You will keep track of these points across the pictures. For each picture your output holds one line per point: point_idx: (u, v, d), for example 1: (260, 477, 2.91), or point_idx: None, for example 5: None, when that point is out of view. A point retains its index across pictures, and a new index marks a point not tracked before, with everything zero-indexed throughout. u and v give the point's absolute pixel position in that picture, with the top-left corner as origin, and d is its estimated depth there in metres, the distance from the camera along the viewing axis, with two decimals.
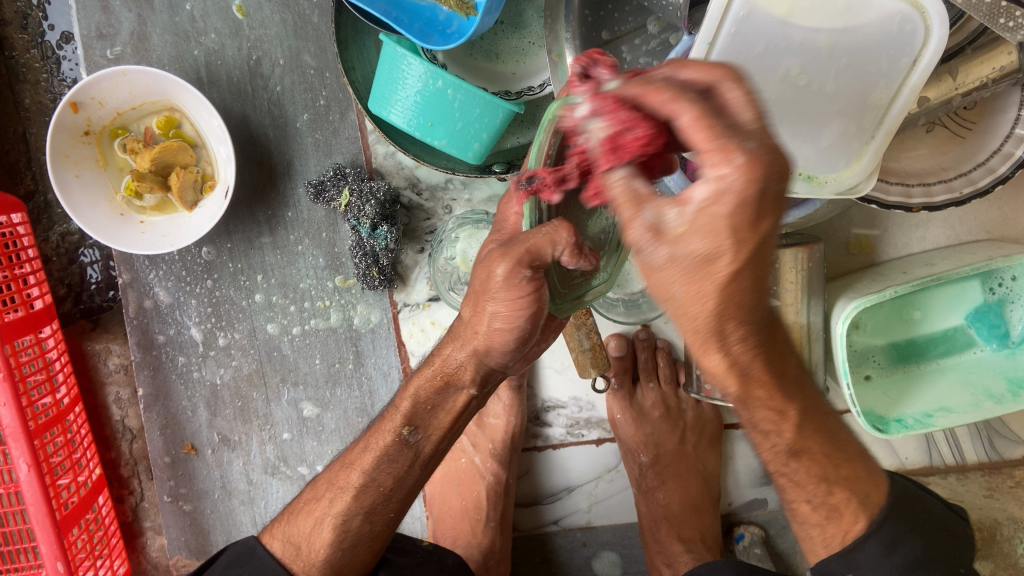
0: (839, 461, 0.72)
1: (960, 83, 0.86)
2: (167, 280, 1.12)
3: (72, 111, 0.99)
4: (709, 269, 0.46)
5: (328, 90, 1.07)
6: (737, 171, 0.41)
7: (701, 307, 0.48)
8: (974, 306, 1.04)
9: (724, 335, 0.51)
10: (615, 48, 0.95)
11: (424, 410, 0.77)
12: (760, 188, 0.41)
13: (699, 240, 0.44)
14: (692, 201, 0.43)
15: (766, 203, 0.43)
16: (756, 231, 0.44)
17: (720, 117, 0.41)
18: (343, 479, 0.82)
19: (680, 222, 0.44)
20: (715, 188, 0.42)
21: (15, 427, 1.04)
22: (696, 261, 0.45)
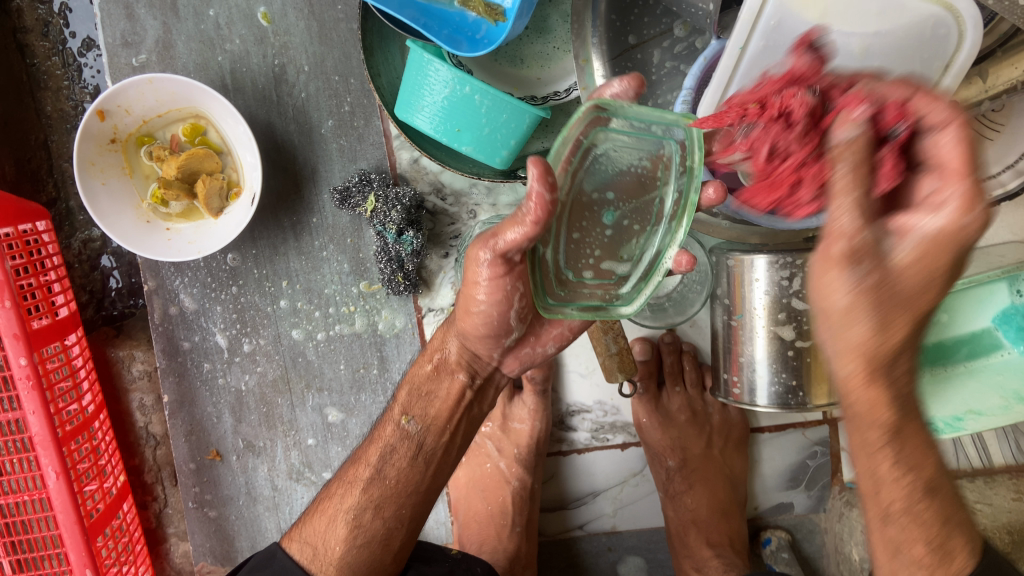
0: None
1: (991, 85, 0.85)
2: (193, 287, 1.12)
3: (99, 119, 1.00)
4: (891, 329, 0.50)
5: (353, 96, 1.07)
6: (957, 205, 0.47)
7: (857, 355, 0.51)
8: (1001, 308, 1.02)
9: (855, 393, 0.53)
10: (643, 51, 0.95)
11: (418, 397, 0.86)
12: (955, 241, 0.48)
13: (920, 277, 0.49)
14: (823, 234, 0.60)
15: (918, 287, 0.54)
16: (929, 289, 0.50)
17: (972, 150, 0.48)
18: (353, 474, 0.84)
19: (908, 254, 0.49)
20: (955, 224, 0.47)
21: (43, 434, 1.04)
22: (906, 297, 0.50)
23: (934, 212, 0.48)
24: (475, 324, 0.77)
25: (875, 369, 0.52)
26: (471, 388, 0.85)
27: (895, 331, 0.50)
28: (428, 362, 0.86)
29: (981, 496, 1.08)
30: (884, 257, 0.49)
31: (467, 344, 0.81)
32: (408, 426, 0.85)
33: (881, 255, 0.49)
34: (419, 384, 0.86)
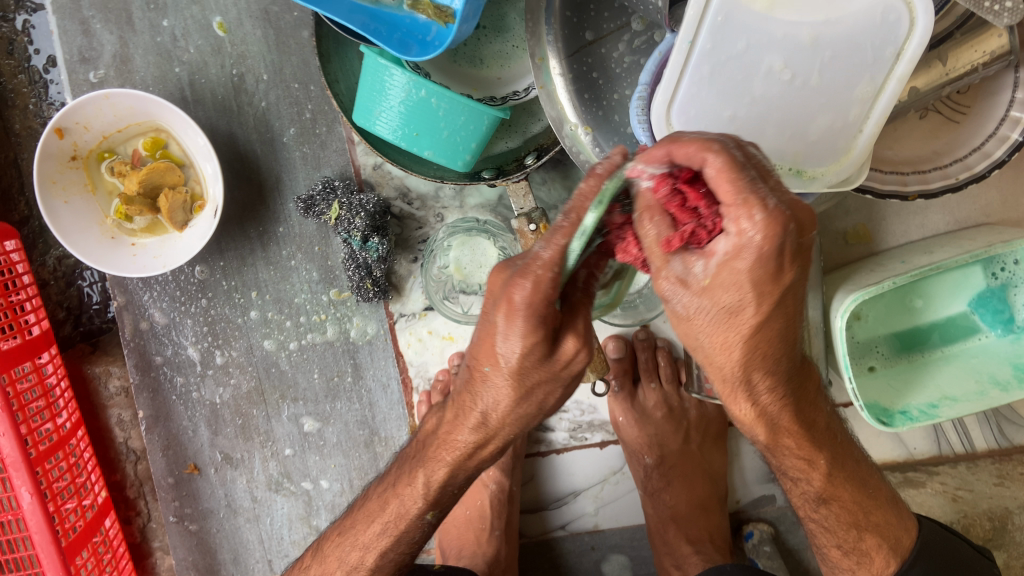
0: (808, 438, 0.71)
1: (950, 68, 0.84)
2: (162, 301, 1.12)
3: (57, 137, 0.99)
4: (736, 319, 0.55)
5: (314, 103, 1.06)
6: (760, 226, 0.49)
7: (729, 344, 0.57)
8: (976, 292, 1.02)
9: (751, 383, 0.62)
10: (598, 48, 0.93)
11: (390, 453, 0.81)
12: (780, 242, 0.50)
13: (730, 291, 0.53)
14: (717, 253, 0.52)
15: (786, 257, 0.51)
16: (778, 283, 0.52)
17: (738, 174, 0.49)
18: (341, 541, 0.84)
19: (704, 274, 0.53)
20: (739, 239, 0.50)
21: (15, 456, 1.04)
22: (722, 313, 0.55)
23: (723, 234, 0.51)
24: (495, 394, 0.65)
25: (725, 350, 0.58)
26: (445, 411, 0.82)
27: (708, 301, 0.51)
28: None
29: (963, 483, 1.08)
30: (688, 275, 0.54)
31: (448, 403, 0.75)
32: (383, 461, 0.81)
33: (690, 273, 0.54)
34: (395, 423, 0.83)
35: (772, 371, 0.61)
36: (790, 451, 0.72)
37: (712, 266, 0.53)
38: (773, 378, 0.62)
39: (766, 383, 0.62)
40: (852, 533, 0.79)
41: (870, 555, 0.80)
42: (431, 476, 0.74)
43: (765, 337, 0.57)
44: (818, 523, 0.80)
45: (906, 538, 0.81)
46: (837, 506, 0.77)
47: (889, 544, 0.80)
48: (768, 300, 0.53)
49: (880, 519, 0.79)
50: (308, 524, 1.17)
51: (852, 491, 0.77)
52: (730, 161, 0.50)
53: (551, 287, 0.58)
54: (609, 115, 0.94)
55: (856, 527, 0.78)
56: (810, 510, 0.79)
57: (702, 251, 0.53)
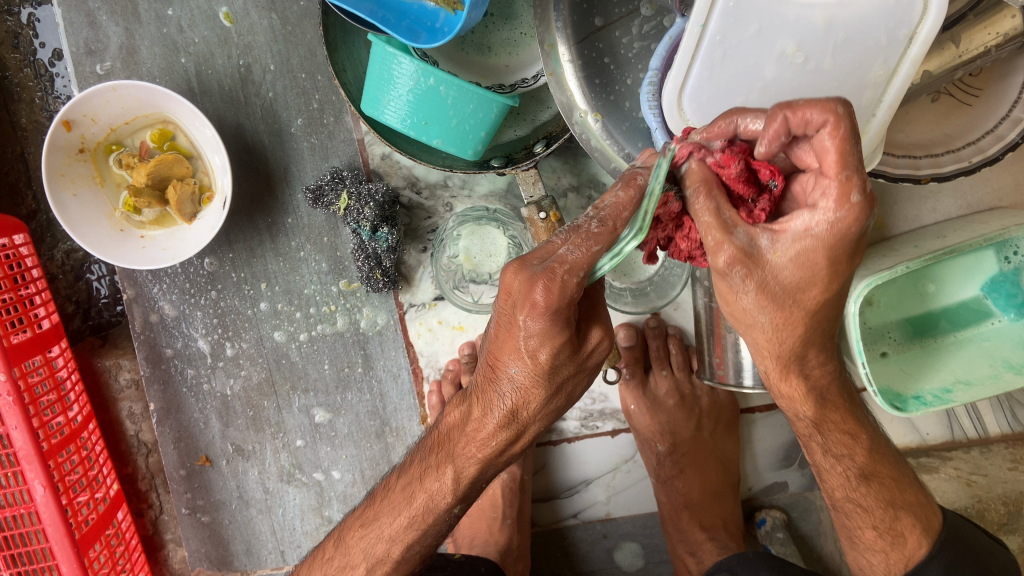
0: (851, 419, 0.74)
1: (964, 49, 0.83)
2: (171, 293, 1.12)
3: (65, 129, 0.99)
4: (800, 298, 0.59)
5: (321, 93, 1.05)
6: (855, 204, 0.52)
7: (789, 322, 0.60)
8: (989, 276, 1.02)
9: (804, 359, 0.65)
10: (608, 34, 0.92)
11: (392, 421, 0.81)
12: (859, 225, 0.54)
13: (800, 271, 0.56)
14: (791, 229, 0.55)
15: (860, 238, 0.55)
16: (847, 263, 0.57)
17: (847, 146, 0.51)
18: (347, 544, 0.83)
19: (773, 248, 0.56)
20: (830, 218, 0.53)
21: (28, 449, 1.04)
22: (788, 291, 0.58)
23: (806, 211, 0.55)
24: (517, 380, 0.65)
25: (787, 326, 0.61)
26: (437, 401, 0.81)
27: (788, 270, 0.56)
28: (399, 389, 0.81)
29: (976, 468, 1.09)
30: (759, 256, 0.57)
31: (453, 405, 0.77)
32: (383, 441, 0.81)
33: (757, 248, 0.56)
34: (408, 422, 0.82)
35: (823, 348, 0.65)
36: (836, 427, 0.73)
37: (782, 241, 0.56)
38: (823, 354, 0.66)
39: (817, 360, 0.66)
40: (887, 516, 0.78)
41: (903, 536, 0.79)
42: (450, 475, 0.73)
43: (821, 316, 0.61)
44: (854, 503, 0.78)
45: (934, 518, 0.81)
46: (877, 483, 0.77)
47: (921, 523, 0.79)
48: (835, 280, 0.57)
49: (911, 498, 0.79)
50: (320, 514, 1.18)
51: (889, 468, 0.78)
52: (849, 128, 0.51)
53: (574, 290, 0.59)
54: (620, 102, 0.93)
55: (891, 505, 0.78)
56: (847, 492, 0.78)
57: (771, 227, 0.56)
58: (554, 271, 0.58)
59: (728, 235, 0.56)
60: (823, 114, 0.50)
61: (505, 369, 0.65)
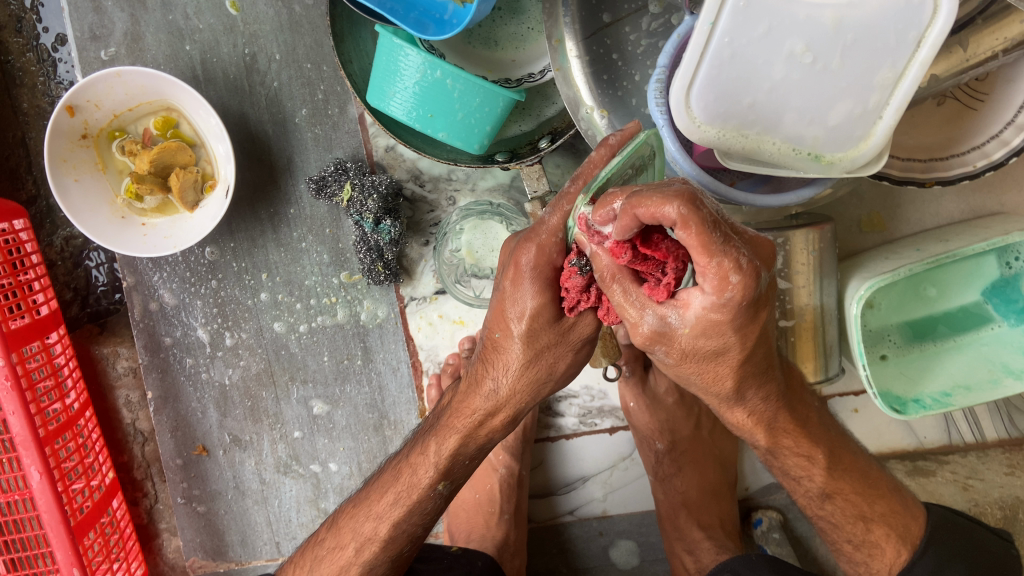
0: (805, 435, 0.73)
1: (971, 54, 0.83)
2: (172, 281, 1.11)
3: (68, 115, 0.98)
4: (721, 358, 0.57)
5: (326, 84, 1.05)
6: (738, 285, 0.48)
7: (718, 376, 0.60)
8: (990, 281, 1.02)
9: (745, 397, 0.64)
10: (617, 29, 0.92)
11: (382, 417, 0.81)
12: (748, 301, 0.50)
13: (709, 341, 0.54)
14: (690, 309, 0.52)
15: (760, 304, 0.52)
16: (755, 323, 0.54)
17: (710, 235, 0.45)
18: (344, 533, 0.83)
19: (682, 324, 0.54)
20: (717, 301, 0.50)
21: (25, 435, 1.04)
22: (706, 354, 0.57)
23: (697, 291, 0.51)
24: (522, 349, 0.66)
25: (717, 380, 0.60)
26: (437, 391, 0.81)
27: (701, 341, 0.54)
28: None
29: (972, 472, 1.08)
30: (670, 332, 0.55)
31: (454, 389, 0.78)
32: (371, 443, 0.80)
33: (668, 325, 0.54)
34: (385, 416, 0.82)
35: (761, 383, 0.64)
36: (790, 450, 0.74)
37: (688, 316, 0.53)
38: (761, 387, 0.64)
39: (755, 393, 0.64)
40: (858, 526, 0.79)
41: (880, 546, 0.79)
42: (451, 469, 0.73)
43: (751, 364, 0.60)
44: (825, 519, 0.80)
45: (913, 525, 0.80)
46: (841, 500, 0.78)
47: (898, 532, 0.79)
48: (748, 338, 0.55)
49: (884, 508, 0.79)
50: (316, 507, 1.17)
51: (853, 483, 0.78)
52: (704, 218, 0.45)
53: (558, 252, 0.61)
54: (626, 99, 0.93)
55: (863, 518, 0.79)
56: (816, 507, 0.79)
57: (676, 303, 0.53)
58: (533, 238, 0.61)
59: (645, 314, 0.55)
60: (667, 214, 0.45)
61: (505, 343, 0.67)
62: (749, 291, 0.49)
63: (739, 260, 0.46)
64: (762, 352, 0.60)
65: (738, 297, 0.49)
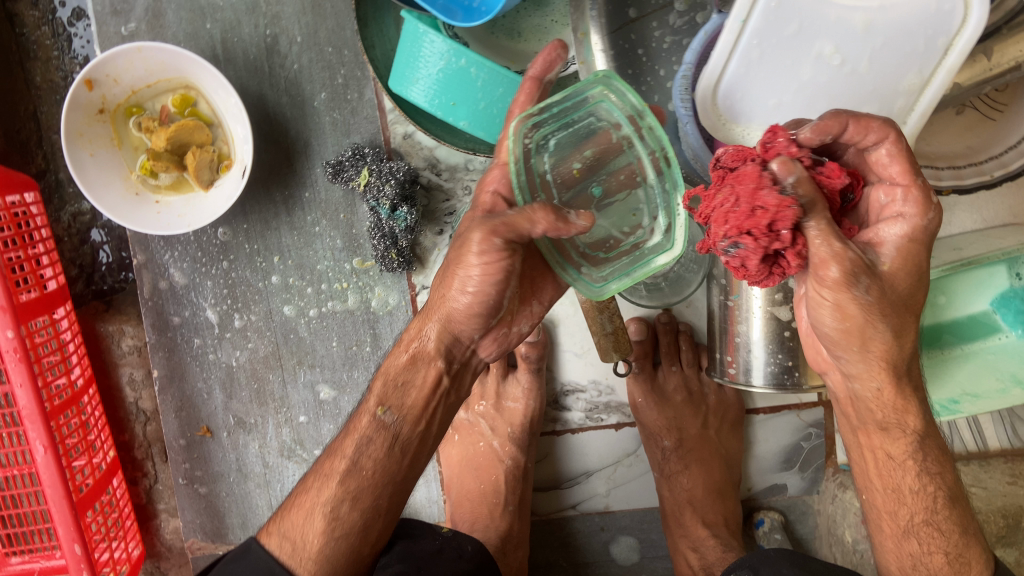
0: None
1: (994, 63, 0.83)
2: (183, 261, 1.11)
3: (87, 89, 0.98)
4: (867, 286, 0.62)
5: (347, 68, 1.05)
6: (920, 210, 0.64)
7: (841, 288, 0.62)
8: (1000, 292, 1.00)
9: (902, 339, 0.67)
10: (643, 25, 0.92)
11: (393, 387, 0.79)
12: (924, 238, 0.65)
13: (904, 277, 0.65)
14: (888, 240, 0.65)
15: (927, 241, 0.65)
16: (916, 260, 0.65)
17: (906, 162, 0.64)
18: (329, 467, 0.79)
19: (888, 259, 0.64)
20: (919, 224, 0.64)
21: (31, 408, 1.03)
22: (903, 300, 0.66)
23: (895, 221, 0.65)
24: (485, 243, 0.68)
25: (850, 319, 0.65)
26: (448, 373, 0.80)
27: (896, 275, 0.65)
28: (403, 352, 0.80)
29: (976, 480, 1.08)
30: (874, 271, 0.63)
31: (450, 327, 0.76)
32: (385, 416, 0.78)
33: (872, 260, 0.64)
34: (394, 373, 0.79)
35: (885, 321, 0.65)
36: None
37: (885, 251, 0.65)
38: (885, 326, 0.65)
39: (880, 343, 0.67)
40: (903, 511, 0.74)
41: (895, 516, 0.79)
42: None
43: (880, 304, 0.64)
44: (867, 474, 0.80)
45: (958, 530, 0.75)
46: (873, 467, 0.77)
47: (951, 530, 0.75)
48: (909, 273, 0.65)
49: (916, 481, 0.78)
50: None
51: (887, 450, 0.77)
52: (904, 150, 0.63)
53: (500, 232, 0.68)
54: (651, 95, 0.93)
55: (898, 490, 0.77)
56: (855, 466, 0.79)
57: (871, 241, 0.65)
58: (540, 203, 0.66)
59: (836, 243, 0.61)
60: (882, 132, 0.63)
61: (469, 236, 0.69)
62: (925, 216, 0.64)
63: (915, 183, 0.64)
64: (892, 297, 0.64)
65: (919, 226, 0.64)
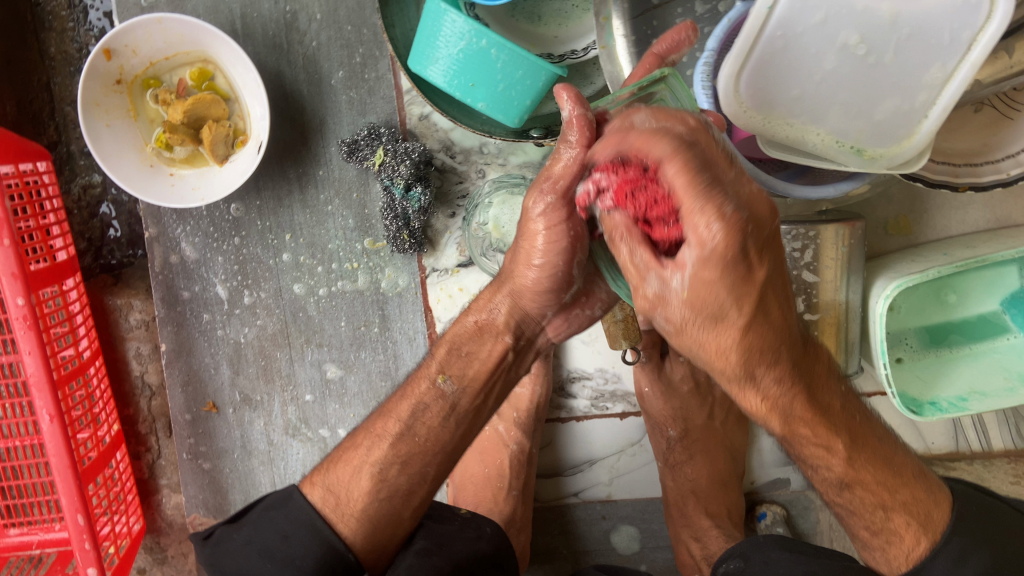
0: (821, 422, 0.70)
1: (1016, 60, 0.82)
2: (195, 236, 1.11)
3: (105, 58, 0.97)
4: (722, 325, 0.58)
5: (365, 47, 1.05)
6: (719, 225, 0.51)
7: (724, 350, 0.60)
8: (1010, 292, 1.02)
9: (756, 377, 0.63)
10: (665, 12, 0.92)
11: (458, 355, 0.79)
12: (738, 243, 0.52)
13: (707, 292, 0.56)
14: (685, 264, 0.54)
15: (751, 257, 0.55)
16: (755, 275, 0.56)
17: (696, 176, 0.51)
18: (380, 428, 0.81)
19: (681, 287, 0.55)
20: (700, 242, 0.52)
21: (39, 377, 1.02)
22: (716, 313, 0.57)
23: (686, 245, 0.53)
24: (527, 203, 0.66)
25: (725, 351, 0.60)
26: (514, 350, 0.79)
27: (735, 308, 0.57)
28: (471, 317, 0.79)
29: (977, 478, 1.07)
30: (666, 288, 0.56)
31: (521, 302, 0.75)
32: (444, 385, 0.79)
33: (668, 288, 0.56)
34: (460, 342, 0.79)
35: (773, 363, 0.63)
36: (806, 440, 0.71)
37: (687, 278, 0.55)
38: (776, 369, 0.63)
39: (770, 375, 0.64)
40: (876, 512, 0.75)
41: (897, 533, 0.75)
42: None
43: (759, 336, 0.60)
44: (846, 508, 0.77)
45: (936, 513, 0.75)
46: (861, 490, 0.74)
47: (917, 520, 0.74)
48: (745, 295, 0.56)
49: (908, 496, 0.74)
50: None
51: (875, 471, 0.74)
52: (689, 162, 0.51)
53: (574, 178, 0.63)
54: (670, 80, 0.93)
55: (883, 507, 0.74)
56: (833, 494, 0.76)
57: (675, 265, 0.55)
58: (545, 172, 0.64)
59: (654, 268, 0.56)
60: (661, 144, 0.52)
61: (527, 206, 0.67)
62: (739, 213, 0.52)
63: (688, 192, 0.51)
64: (776, 322, 0.61)
65: (722, 234, 0.52)
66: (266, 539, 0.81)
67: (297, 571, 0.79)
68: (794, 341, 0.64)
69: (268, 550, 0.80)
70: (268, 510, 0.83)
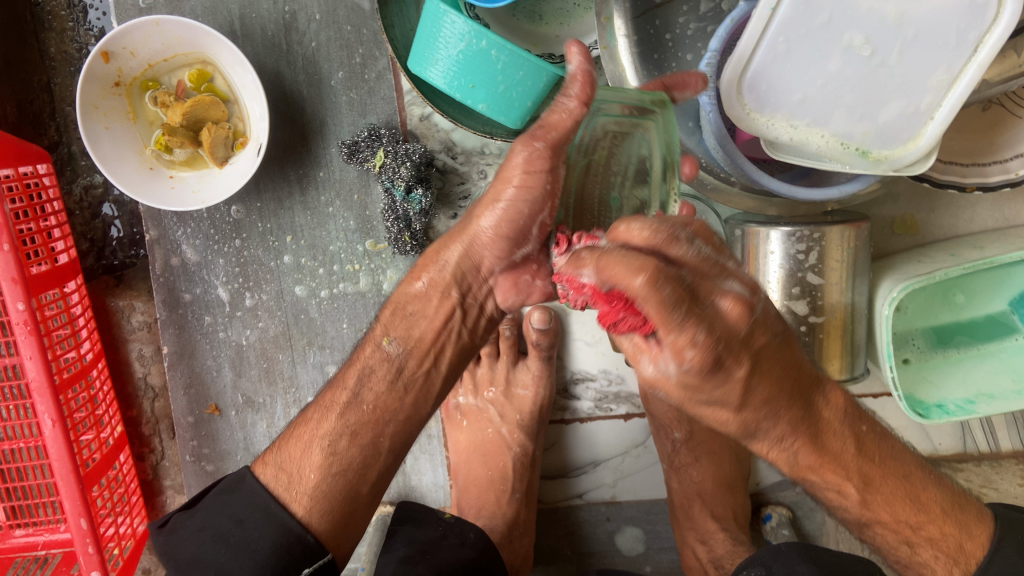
0: (830, 467, 0.69)
1: None
2: (195, 238, 1.10)
3: (103, 60, 0.97)
4: (712, 391, 0.56)
5: (365, 47, 1.04)
6: (695, 350, 0.49)
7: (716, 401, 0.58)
8: (1018, 292, 1.01)
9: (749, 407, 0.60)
10: (668, 11, 0.90)
11: (403, 316, 0.82)
12: (718, 351, 0.51)
13: (687, 383, 0.54)
14: (662, 363, 0.52)
15: (733, 347, 0.52)
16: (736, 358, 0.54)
17: (670, 312, 0.48)
18: (330, 399, 0.81)
19: (659, 374, 0.54)
20: (680, 361, 0.51)
21: (40, 381, 1.02)
22: (710, 391, 0.56)
23: (667, 359, 0.51)
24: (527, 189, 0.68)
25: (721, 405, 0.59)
26: (461, 307, 0.83)
27: (721, 387, 0.55)
28: (418, 279, 0.82)
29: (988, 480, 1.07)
30: (648, 375, 0.55)
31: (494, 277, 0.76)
32: (389, 347, 0.82)
33: (652, 379, 0.55)
34: (413, 304, 0.82)
35: (767, 393, 0.59)
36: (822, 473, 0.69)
37: (666, 371, 0.53)
38: (768, 392, 0.60)
39: (763, 398, 0.60)
40: (901, 547, 0.73)
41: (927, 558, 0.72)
42: None
43: (750, 388, 0.58)
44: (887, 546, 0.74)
45: (969, 544, 0.71)
46: (882, 525, 0.72)
47: (949, 554, 0.71)
48: (732, 370, 0.54)
49: (935, 532, 0.71)
50: None
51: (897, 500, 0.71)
52: (668, 294, 0.48)
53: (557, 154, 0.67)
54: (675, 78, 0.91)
55: (907, 538, 0.72)
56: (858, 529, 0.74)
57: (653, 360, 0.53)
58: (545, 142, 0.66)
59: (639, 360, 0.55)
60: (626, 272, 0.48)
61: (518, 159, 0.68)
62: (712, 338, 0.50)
63: (668, 316, 0.48)
64: (771, 363, 0.58)
65: (702, 354, 0.50)
66: (213, 524, 0.76)
67: (250, 556, 0.73)
68: (789, 378, 0.61)
69: (221, 536, 0.75)
70: (219, 496, 0.79)
